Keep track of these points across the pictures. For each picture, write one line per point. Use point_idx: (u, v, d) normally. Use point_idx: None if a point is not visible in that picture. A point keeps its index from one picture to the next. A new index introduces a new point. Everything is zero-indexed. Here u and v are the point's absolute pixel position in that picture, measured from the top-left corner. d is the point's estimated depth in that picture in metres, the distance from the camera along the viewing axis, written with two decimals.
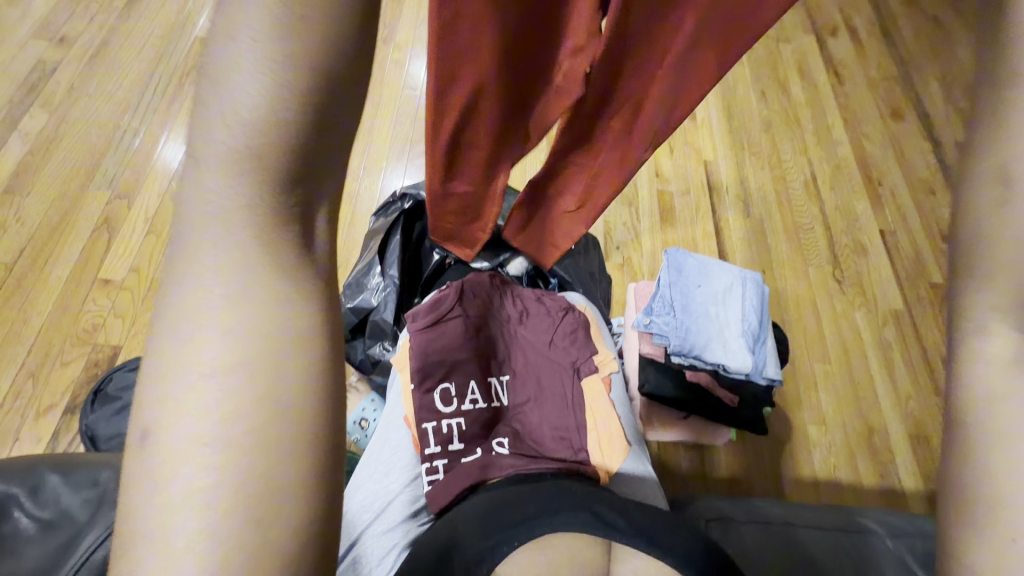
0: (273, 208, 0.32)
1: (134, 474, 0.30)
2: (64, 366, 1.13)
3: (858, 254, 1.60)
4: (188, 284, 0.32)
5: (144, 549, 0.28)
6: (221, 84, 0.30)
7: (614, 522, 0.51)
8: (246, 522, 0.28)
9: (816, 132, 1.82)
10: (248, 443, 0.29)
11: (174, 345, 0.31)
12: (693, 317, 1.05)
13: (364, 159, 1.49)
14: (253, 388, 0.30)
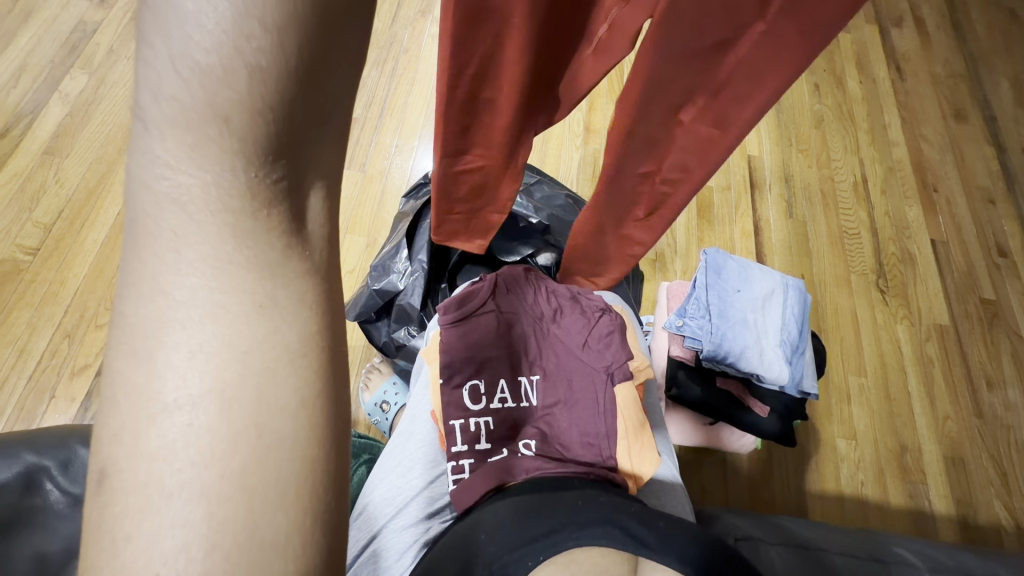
0: (248, 182, 0.26)
1: (90, 529, 0.24)
2: (98, 329, 1.15)
3: (905, 264, 1.51)
4: (141, 282, 0.26)
5: None
6: (171, 21, 0.23)
7: (642, 538, 0.49)
8: (240, 561, 0.24)
9: (871, 131, 1.72)
10: (235, 470, 0.24)
11: (129, 360, 0.25)
12: (730, 323, 1.01)
13: (397, 136, 1.47)
14: (234, 404, 0.25)
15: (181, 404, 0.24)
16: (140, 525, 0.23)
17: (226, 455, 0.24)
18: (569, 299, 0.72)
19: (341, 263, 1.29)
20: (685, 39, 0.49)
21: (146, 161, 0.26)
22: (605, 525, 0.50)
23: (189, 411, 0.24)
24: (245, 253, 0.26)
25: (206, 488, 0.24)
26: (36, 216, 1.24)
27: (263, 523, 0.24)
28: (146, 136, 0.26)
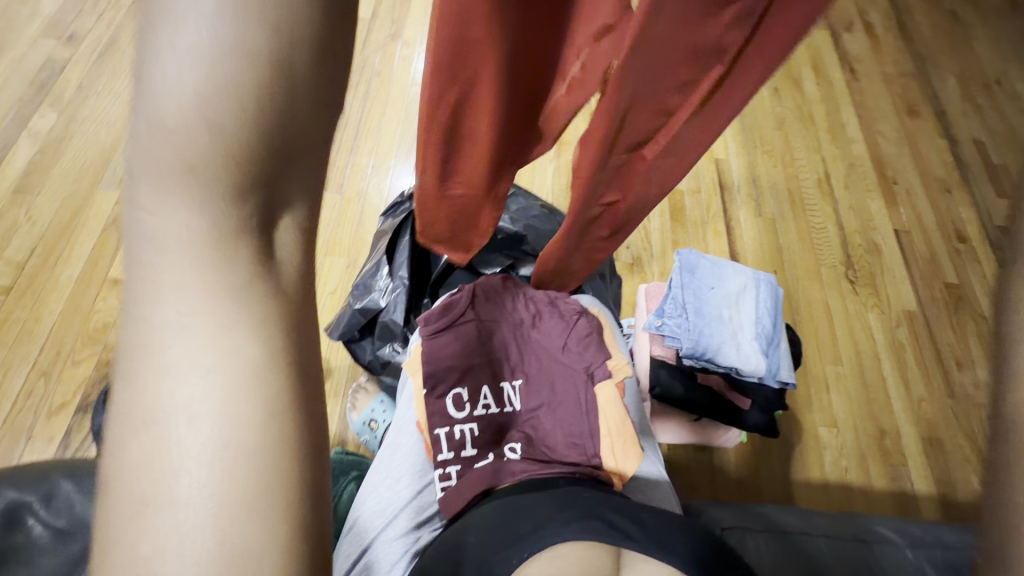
0: (229, 222, 0.27)
1: (99, 547, 0.25)
2: (75, 365, 1.13)
3: (872, 254, 1.57)
4: (139, 315, 0.27)
5: None
6: (154, 77, 0.25)
7: (623, 530, 0.51)
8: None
9: (829, 129, 1.80)
10: (221, 488, 0.25)
11: (131, 387, 0.27)
12: (706, 320, 1.04)
13: (373, 156, 1.49)
14: (223, 426, 0.26)
15: (169, 437, 0.26)
16: (139, 544, 0.25)
17: (210, 482, 0.25)
18: (546, 304, 0.73)
19: (322, 285, 1.29)
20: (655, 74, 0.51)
21: (140, 204, 0.28)
22: (588, 519, 0.51)
23: (177, 441, 0.25)
24: (228, 283, 0.28)
25: (198, 505, 0.25)
26: (7, 255, 1.22)
27: (249, 543, 0.25)
28: (141, 179, 0.28)
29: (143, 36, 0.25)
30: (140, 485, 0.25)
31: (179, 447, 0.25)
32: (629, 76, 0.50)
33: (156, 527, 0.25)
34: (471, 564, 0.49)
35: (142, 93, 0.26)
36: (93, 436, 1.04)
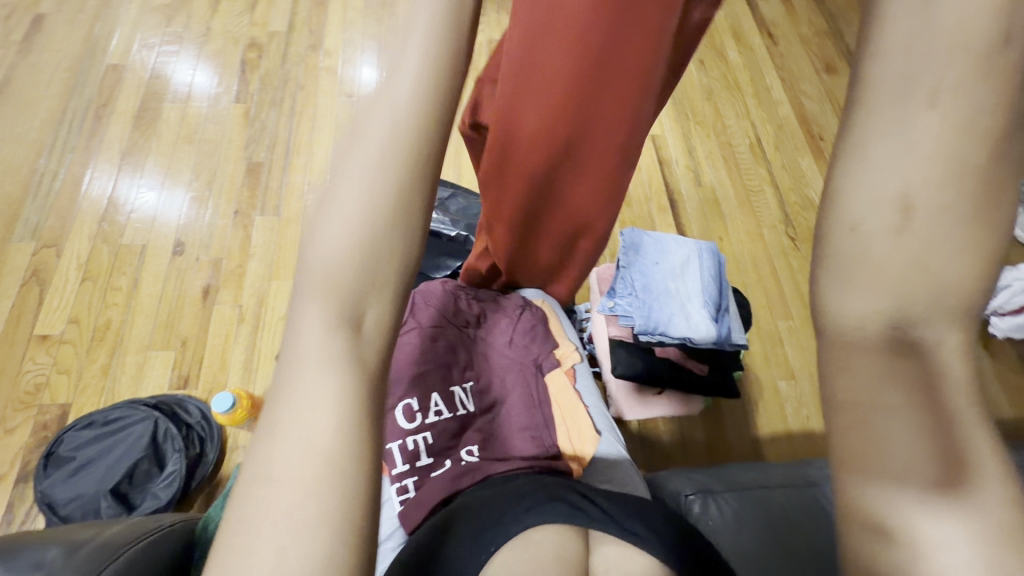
0: (342, 316, 0.37)
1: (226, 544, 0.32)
2: (10, 433, 1.06)
3: (808, 209, 1.64)
4: (294, 365, 0.36)
5: None
6: (332, 207, 0.38)
7: (584, 510, 0.52)
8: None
9: (756, 94, 1.86)
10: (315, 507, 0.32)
11: (276, 421, 0.35)
12: (655, 296, 1.06)
13: (307, 172, 1.45)
14: (322, 463, 0.33)
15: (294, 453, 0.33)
16: (256, 544, 0.32)
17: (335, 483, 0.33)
18: (486, 304, 0.74)
19: (269, 312, 1.24)
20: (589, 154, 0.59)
21: (298, 303, 0.38)
22: (550, 504, 0.52)
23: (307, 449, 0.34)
24: (340, 358, 0.36)
25: (299, 517, 0.32)
26: None
27: (328, 556, 0.31)
28: (300, 290, 0.38)
29: (336, 186, 0.38)
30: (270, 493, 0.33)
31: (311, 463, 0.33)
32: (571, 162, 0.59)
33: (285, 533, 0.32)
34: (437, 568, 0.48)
35: (316, 230, 0.38)
36: (38, 504, 0.97)
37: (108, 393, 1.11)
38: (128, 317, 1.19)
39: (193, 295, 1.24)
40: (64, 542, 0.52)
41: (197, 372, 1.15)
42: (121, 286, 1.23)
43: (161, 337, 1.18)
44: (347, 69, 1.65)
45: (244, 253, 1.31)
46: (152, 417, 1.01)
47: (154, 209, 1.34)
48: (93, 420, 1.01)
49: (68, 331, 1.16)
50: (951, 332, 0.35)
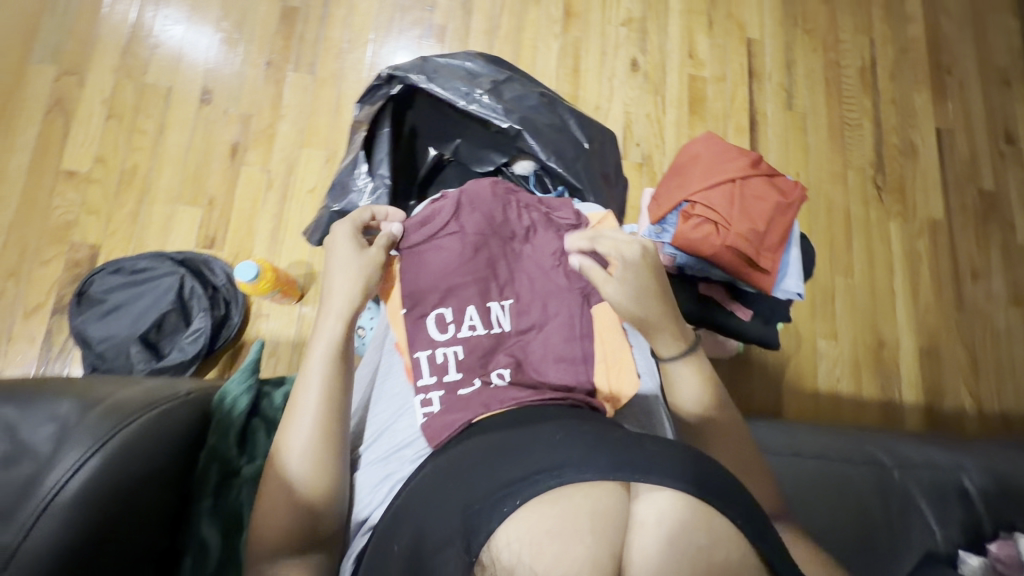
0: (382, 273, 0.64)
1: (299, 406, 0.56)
2: (45, 265, 1.07)
3: (906, 157, 1.42)
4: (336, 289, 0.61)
5: (298, 412, 0.56)
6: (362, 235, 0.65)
7: (626, 460, 0.45)
8: (309, 442, 0.54)
9: (886, 4, 1.52)
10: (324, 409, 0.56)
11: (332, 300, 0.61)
12: (719, 215, 0.90)
13: (347, 28, 1.27)
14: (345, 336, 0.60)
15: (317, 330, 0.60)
16: (305, 407, 0.56)
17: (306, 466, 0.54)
18: (531, 225, 0.70)
19: (299, 183, 1.16)
20: (715, 194, 0.91)
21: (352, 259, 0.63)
22: (589, 457, 0.45)
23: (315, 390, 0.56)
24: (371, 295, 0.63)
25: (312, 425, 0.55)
26: None
27: (323, 444, 0.55)
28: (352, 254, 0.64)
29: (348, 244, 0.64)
30: (290, 404, 0.57)
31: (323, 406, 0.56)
32: (713, 199, 0.91)
33: (291, 429, 0.55)
34: (460, 518, 0.45)
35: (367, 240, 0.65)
36: (74, 338, 1.01)
37: (137, 242, 1.10)
38: (155, 166, 1.14)
39: (220, 151, 1.16)
40: (78, 397, 0.49)
41: (223, 235, 1.12)
42: (146, 131, 1.15)
43: (188, 192, 1.14)
44: None
45: (276, 113, 1.20)
46: (178, 273, 1.01)
47: (181, 50, 1.21)
48: (121, 265, 1.01)
49: (95, 170, 1.12)
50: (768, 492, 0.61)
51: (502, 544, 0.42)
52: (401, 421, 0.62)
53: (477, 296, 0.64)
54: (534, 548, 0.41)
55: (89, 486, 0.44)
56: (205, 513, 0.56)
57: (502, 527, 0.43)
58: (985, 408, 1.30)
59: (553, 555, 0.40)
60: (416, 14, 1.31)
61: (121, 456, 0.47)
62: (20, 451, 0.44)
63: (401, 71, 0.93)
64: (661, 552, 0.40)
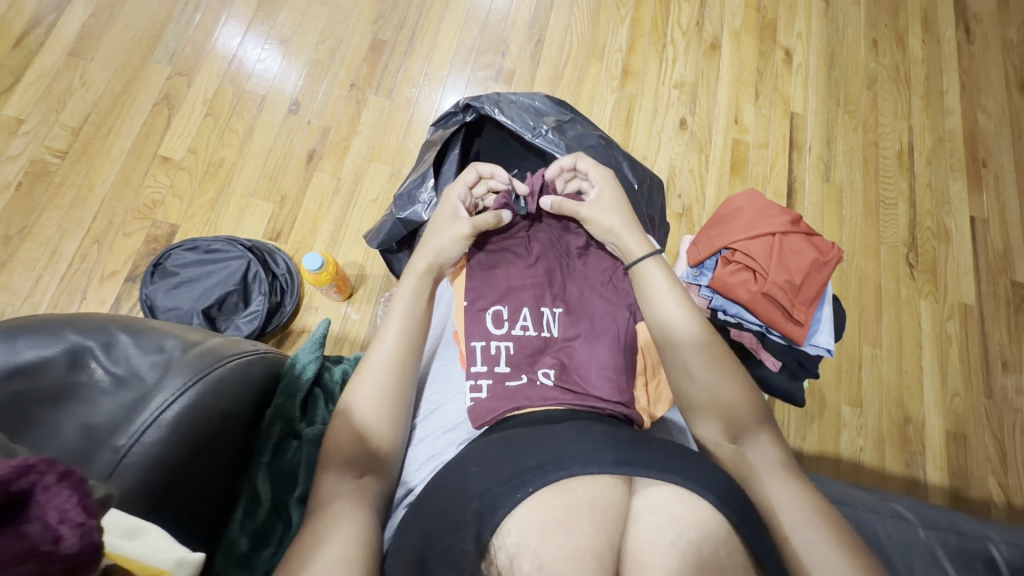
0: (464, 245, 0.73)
1: (372, 360, 0.66)
2: (126, 237, 1.17)
3: (939, 240, 1.46)
4: (425, 251, 0.73)
5: (370, 364, 0.66)
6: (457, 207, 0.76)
7: (632, 456, 0.51)
8: (372, 396, 0.64)
9: (926, 96, 1.61)
10: (387, 367, 0.66)
11: (420, 259, 0.73)
12: (756, 264, 0.95)
13: (426, 63, 1.41)
14: (418, 299, 0.70)
15: (397, 308, 0.69)
16: (375, 361, 0.66)
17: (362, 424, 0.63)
18: (586, 246, 0.79)
19: (363, 192, 1.26)
20: (754, 244, 0.97)
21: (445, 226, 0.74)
22: (596, 453, 0.51)
23: (384, 360, 0.66)
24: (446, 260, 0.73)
25: (377, 381, 0.65)
26: (63, 119, 1.24)
27: (383, 401, 0.64)
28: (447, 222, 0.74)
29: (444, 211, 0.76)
30: (363, 366, 0.67)
31: (386, 375, 0.65)
32: (752, 248, 0.96)
33: (359, 386, 0.65)
34: (474, 502, 0.51)
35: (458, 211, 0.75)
36: (141, 305, 1.09)
37: (212, 226, 1.20)
38: (238, 162, 1.25)
39: (298, 156, 1.28)
40: (181, 336, 0.56)
41: (289, 230, 1.21)
42: (237, 130, 1.28)
43: (264, 188, 1.24)
44: None
45: (352, 129, 1.32)
46: (246, 258, 1.09)
47: (281, 66, 1.35)
48: (196, 245, 1.10)
49: (187, 159, 1.24)
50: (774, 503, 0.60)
51: (509, 532, 0.48)
52: (452, 405, 0.69)
53: (533, 299, 0.72)
54: (540, 534, 0.47)
55: (179, 416, 0.50)
56: (263, 467, 0.65)
57: (515, 511, 0.49)
58: (1014, 500, 1.26)
59: (557, 543, 0.46)
60: (489, 59, 1.44)
61: (210, 392, 0.52)
62: (132, 376, 0.52)
63: (477, 101, 1.02)
64: (655, 540, 0.47)
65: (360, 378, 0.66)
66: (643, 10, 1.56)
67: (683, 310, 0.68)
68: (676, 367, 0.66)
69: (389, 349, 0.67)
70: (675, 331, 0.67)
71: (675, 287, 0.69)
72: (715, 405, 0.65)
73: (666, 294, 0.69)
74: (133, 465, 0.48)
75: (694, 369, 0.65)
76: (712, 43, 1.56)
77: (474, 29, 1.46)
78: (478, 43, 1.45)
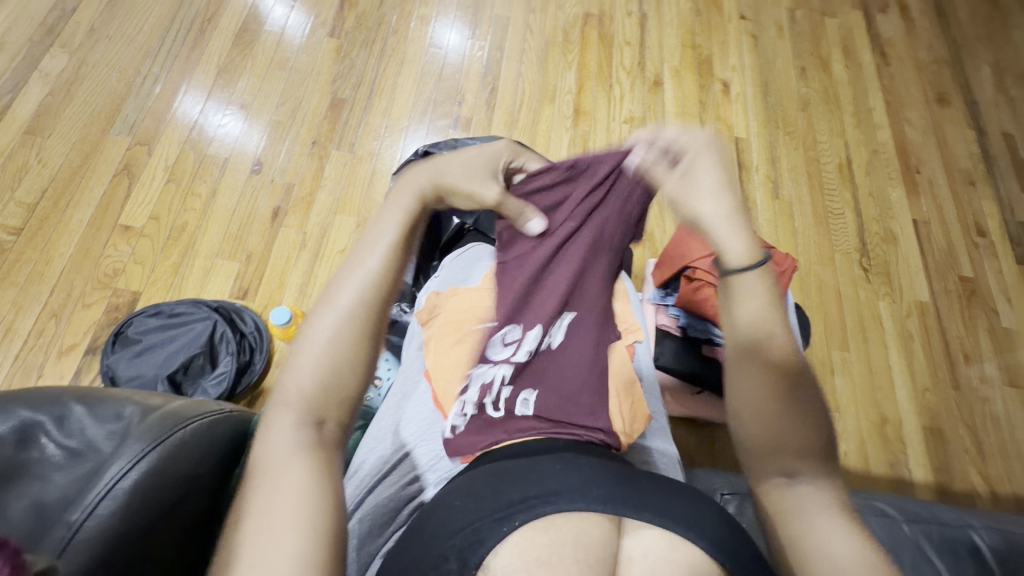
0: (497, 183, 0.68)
1: (308, 341, 0.52)
2: (85, 309, 1.14)
3: (888, 243, 1.54)
4: (395, 210, 0.60)
5: (305, 347, 0.52)
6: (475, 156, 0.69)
7: (620, 495, 0.51)
8: (308, 386, 0.51)
9: (856, 114, 1.74)
10: (325, 354, 0.52)
11: (383, 223, 0.59)
12: (718, 278, 0.98)
13: (386, 115, 1.46)
14: (375, 271, 0.56)
15: (351, 275, 0.56)
16: (312, 344, 0.52)
17: (297, 414, 0.50)
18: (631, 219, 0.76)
19: (331, 243, 1.27)
20: (714, 259, 1.00)
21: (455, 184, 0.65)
22: (584, 489, 0.51)
23: (322, 341, 0.52)
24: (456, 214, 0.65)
25: (316, 372, 0.51)
26: (19, 196, 1.22)
27: (325, 397, 0.51)
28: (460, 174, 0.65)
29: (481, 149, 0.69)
30: (300, 343, 0.53)
31: (329, 356, 0.52)
32: (712, 263, 1.00)
33: (292, 373, 0.51)
34: (457, 536, 0.49)
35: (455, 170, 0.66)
36: (102, 376, 1.05)
37: (176, 290, 1.18)
38: (203, 225, 1.25)
39: (263, 214, 1.29)
40: (141, 402, 0.54)
41: (256, 287, 1.21)
42: (200, 193, 1.29)
43: (229, 248, 1.24)
44: (440, 22, 1.63)
45: (316, 183, 1.34)
46: (212, 318, 1.07)
47: (242, 128, 1.38)
48: (159, 310, 1.08)
49: (149, 226, 1.23)
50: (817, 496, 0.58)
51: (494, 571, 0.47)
52: (423, 446, 0.67)
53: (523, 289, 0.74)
54: None
55: (137, 486, 0.48)
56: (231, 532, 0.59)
57: (500, 545, 0.48)
58: (997, 489, 1.28)
59: None
60: (446, 108, 1.50)
61: (172, 459, 0.51)
62: (87, 449, 0.50)
63: (435, 147, 1.06)
64: None
65: (294, 361, 0.52)
66: (589, 54, 1.66)
67: (777, 335, 0.60)
68: (742, 379, 0.61)
69: (337, 327, 0.53)
70: (757, 344, 0.60)
71: (775, 302, 0.60)
72: (770, 432, 0.60)
73: (757, 304, 0.60)
74: (89, 541, 0.45)
75: (766, 388, 0.59)
76: (655, 79, 1.67)
77: (430, 82, 1.53)
78: (435, 94, 1.52)
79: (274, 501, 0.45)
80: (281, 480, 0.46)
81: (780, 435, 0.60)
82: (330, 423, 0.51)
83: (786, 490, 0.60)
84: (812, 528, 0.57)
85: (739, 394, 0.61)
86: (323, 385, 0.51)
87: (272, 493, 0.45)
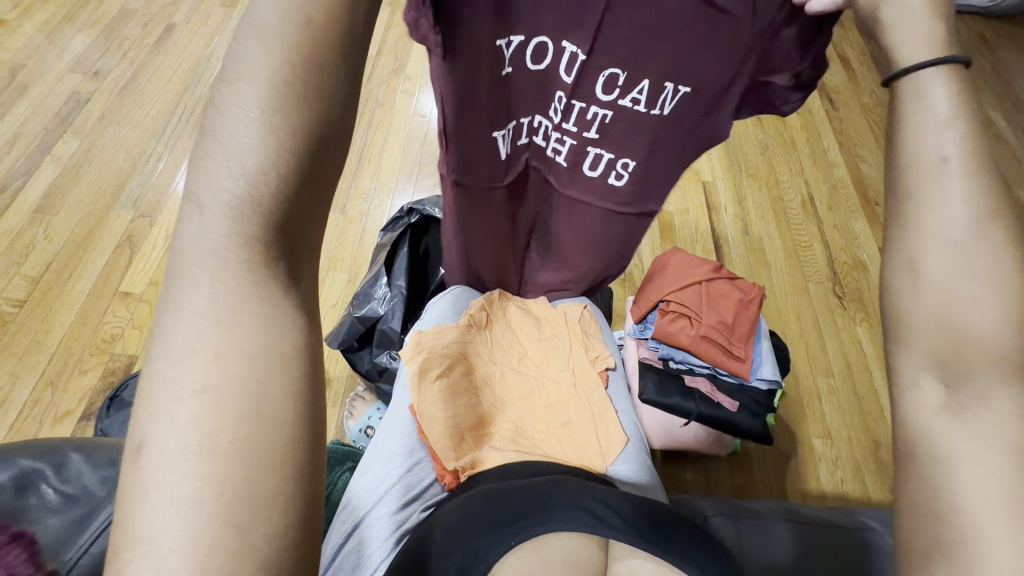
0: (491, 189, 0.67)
1: (220, 132, 0.32)
2: (81, 375, 1.17)
3: (858, 270, 1.61)
4: None
5: (224, 142, 0.32)
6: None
7: (610, 521, 0.53)
8: (225, 208, 0.32)
9: (812, 155, 1.87)
10: (246, 155, 0.32)
11: None
12: (689, 309, 1.05)
13: (375, 178, 1.57)
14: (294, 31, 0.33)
15: (265, 25, 0.33)
16: (227, 141, 0.32)
17: (228, 239, 0.32)
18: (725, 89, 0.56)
19: (324, 299, 1.33)
20: (683, 292, 1.07)
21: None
22: (575, 511, 0.53)
23: (244, 128, 0.32)
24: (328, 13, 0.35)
25: (239, 185, 0.32)
26: (24, 271, 1.28)
27: (241, 241, 0.33)
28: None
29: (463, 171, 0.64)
30: (205, 146, 0.33)
31: (254, 168, 0.32)
32: (682, 296, 1.07)
33: (210, 187, 0.33)
34: (456, 556, 0.51)
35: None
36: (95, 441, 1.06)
37: None
38: None
39: None
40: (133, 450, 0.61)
41: None
42: None
43: None
44: (423, 93, 1.79)
45: None
46: None
47: None
48: None
49: (148, 291, 1.28)
50: (961, 412, 0.40)
51: None
52: (412, 472, 0.69)
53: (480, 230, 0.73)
54: None
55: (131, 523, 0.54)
56: None
57: (496, 567, 0.50)
58: None
59: None
60: (431, 168, 1.61)
61: None
62: (82, 493, 0.56)
63: (419, 205, 1.11)
64: None
65: (210, 160, 0.33)
66: None
67: (953, 163, 0.39)
68: (903, 238, 0.41)
69: (269, 117, 0.32)
70: (929, 176, 0.40)
71: (960, 119, 0.40)
72: (932, 313, 0.40)
73: (938, 132, 0.40)
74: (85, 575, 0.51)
75: (935, 248, 0.39)
76: None
77: (416, 146, 1.65)
78: (420, 157, 1.63)
79: (209, 413, 0.30)
80: (214, 386, 0.30)
81: (945, 325, 0.39)
82: (302, 261, 0.36)
83: (923, 395, 0.41)
84: (936, 452, 0.40)
85: (917, 241, 0.40)
86: (256, 209, 0.32)
87: (203, 408, 0.30)
